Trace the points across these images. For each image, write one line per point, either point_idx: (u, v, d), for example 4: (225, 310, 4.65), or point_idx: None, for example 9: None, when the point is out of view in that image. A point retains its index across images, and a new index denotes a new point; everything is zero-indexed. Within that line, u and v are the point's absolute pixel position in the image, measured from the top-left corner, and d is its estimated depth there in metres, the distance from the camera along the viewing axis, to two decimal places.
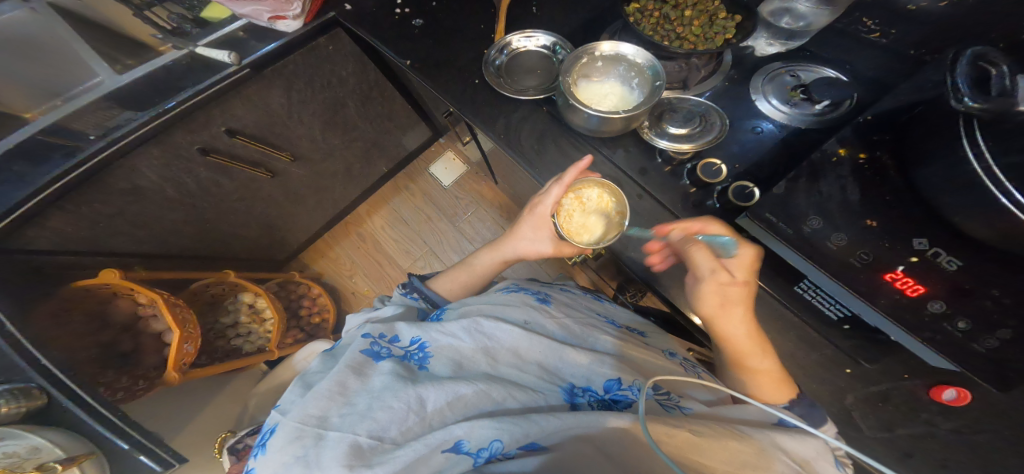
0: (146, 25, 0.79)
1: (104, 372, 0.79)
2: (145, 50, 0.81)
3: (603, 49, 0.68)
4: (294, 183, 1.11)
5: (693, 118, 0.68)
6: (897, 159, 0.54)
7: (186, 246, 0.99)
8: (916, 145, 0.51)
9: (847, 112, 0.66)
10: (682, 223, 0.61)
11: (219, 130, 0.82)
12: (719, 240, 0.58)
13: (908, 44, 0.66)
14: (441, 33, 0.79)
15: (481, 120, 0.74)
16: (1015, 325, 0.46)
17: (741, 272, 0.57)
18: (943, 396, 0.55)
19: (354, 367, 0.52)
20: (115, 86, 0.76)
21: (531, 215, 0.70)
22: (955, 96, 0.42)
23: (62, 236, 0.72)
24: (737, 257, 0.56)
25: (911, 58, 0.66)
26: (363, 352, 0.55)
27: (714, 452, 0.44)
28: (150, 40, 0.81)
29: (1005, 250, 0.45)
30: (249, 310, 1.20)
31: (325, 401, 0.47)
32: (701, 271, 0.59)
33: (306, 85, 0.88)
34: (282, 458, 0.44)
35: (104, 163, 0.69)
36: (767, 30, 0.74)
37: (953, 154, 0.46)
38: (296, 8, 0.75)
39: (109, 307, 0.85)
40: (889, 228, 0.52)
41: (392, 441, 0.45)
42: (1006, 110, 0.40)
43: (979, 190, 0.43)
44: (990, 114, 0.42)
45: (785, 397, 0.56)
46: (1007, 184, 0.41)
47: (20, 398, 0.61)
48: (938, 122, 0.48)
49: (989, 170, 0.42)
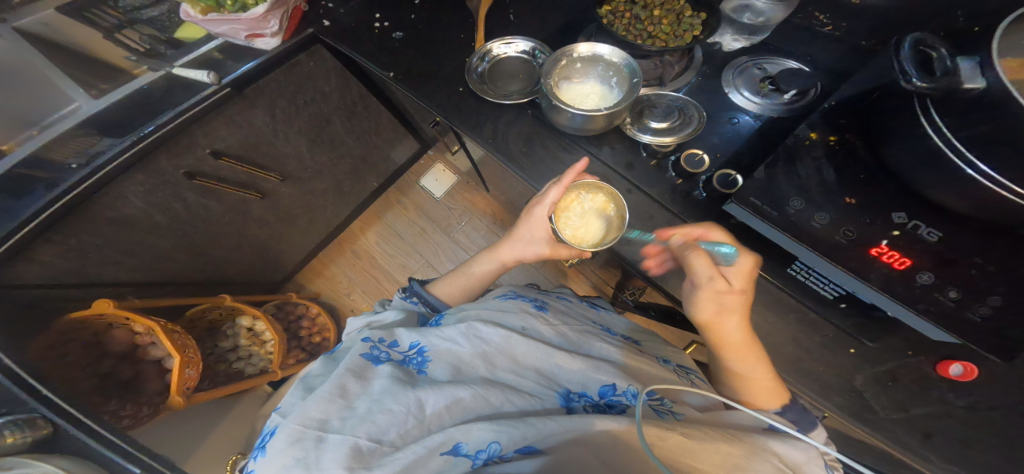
0: (117, 47, 0.79)
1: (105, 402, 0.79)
2: (115, 73, 0.80)
3: (581, 50, 0.69)
4: (284, 203, 1.11)
5: (672, 112, 0.69)
6: (865, 139, 0.55)
7: (180, 271, 0.98)
8: (883, 125, 0.52)
9: (814, 100, 0.68)
10: (683, 228, 0.59)
11: (204, 152, 0.81)
12: (722, 248, 0.56)
13: (860, 35, 0.69)
14: (422, 44, 0.80)
15: (467, 127, 0.74)
16: (1004, 291, 0.47)
17: (739, 281, 0.55)
18: (951, 372, 0.57)
19: (354, 370, 0.51)
20: (93, 110, 0.76)
21: (529, 217, 0.69)
22: (904, 77, 0.44)
23: (52, 268, 0.71)
24: (737, 266, 0.55)
25: (864, 49, 0.69)
26: (363, 356, 0.54)
27: (706, 458, 0.43)
28: (123, 63, 0.80)
29: (984, 219, 0.46)
30: (248, 334, 1.19)
31: (324, 403, 0.47)
32: (699, 277, 0.57)
33: (289, 102, 0.89)
34: (283, 460, 0.43)
35: (90, 191, 0.69)
36: (730, 27, 0.74)
37: (912, 132, 0.48)
38: (273, 25, 0.75)
39: (105, 337, 0.84)
40: (868, 204, 0.53)
41: (391, 444, 0.44)
42: (951, 88, 0.43)
43: (941, 160, 0.46)
44: (946, 91, 0.44)
45: (775, 402, 0.56)
46: (969, 155, 0.43)
47: (25, 429, 0.59)
48: (894, 104, 0.51)
49: (949, 143, 0.45)
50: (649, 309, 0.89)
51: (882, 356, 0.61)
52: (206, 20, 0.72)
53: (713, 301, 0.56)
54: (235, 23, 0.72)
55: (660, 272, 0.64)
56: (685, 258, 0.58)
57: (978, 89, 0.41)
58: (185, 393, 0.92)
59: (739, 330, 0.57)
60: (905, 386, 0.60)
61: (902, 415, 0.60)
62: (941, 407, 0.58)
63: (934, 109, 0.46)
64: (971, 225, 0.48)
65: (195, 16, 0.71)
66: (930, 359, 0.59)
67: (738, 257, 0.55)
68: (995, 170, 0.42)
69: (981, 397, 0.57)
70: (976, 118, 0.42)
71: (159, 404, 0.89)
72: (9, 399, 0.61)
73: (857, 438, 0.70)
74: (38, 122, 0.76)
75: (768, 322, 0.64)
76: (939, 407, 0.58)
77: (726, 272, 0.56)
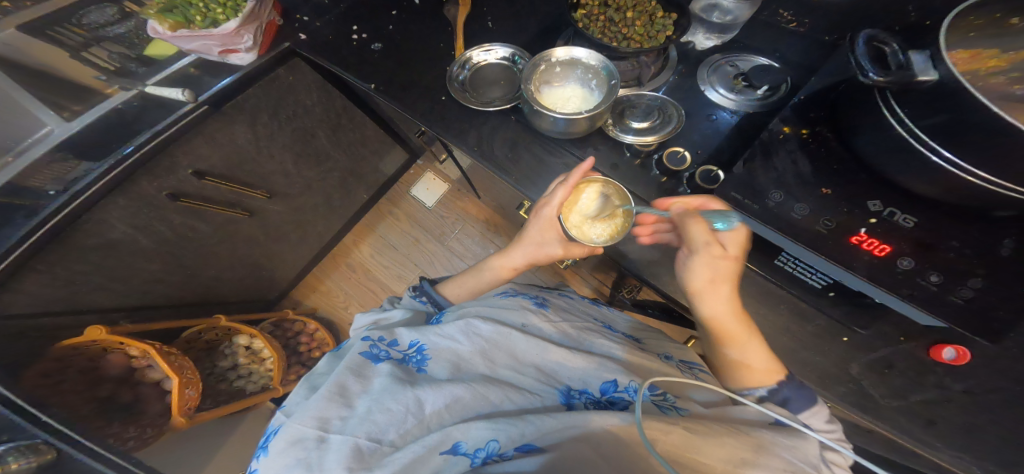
0: (87, 67, 0.77)
1: (109, 425, 0.79)
2: (87, 94, 0.77)
3: (558, 55, 0.70)
4: (273, 220, 1.10)
5: (652, 112, 0.69)
6: (835, 131, 0.56)
7: (171, 293, 0.98)
8: (852, 117, 0.53)
9: (786, 94, 0.69)
10: (684, 198, 0.61)
11: (187, 173, 0.81)
12: (716, 217, 0.58)
13: (823, 31, 0.69)
14: (401, 55, 0.81)
15: (451, 135, 0.74)
16: (982, 273, 0.49)
17: (733, 248, 0.58)
18: (944, 356, 0.58)
19: (354, 370, 0.51)
20: (67, 134, 0.73)
21: (534, 217, 0.66)
22: (861, 71, 0.46)
23: (39, 298, 0.71)
24: (731, 234, 0.58)
25: (829, 43, 0.70)
26: (362, 355, 0.54)
27: (711, 452, 0.43)
28: (93, 82, 0.78)
29: (953, 204, 0.49)
30: (247, 352, 1.19)
31: (325, 403, 0.47)
32: (694, 244, 0.58)
33: (271, 118, 0.89)
34: (285, 460, 0.43)
35: (70, 218, 0.68)
36: (700, 26, 0.76)
37: (878, 123, 0.50)
38: (247, 40, 0.76)
39: (100, 362, 0.84)
40: (845, 195, 0.54)
41: (392, 444, 0.44)
42: (906, 83, 0.44)
43: (909, 151, 0.47)
44: (894, 88, 0.46)
45: (769, 380, 0.56)
46: (934, 144, 0.45)
47: (29, 454, 0.61)
48: (864, 98, 0.52)
49: (913, 132, 0.46)
50: (648, 306, 0.91)
51: (873, 343, 0.62)
52: (176, 36, 0.71)
53: (706, 268, 0.58)
54: (208, 38, 0.72)
55: (651, 239, 0.68)
56: (684, 227, 0.59)
57: (932, 81, 0.43)
58: (188, 413, 0.92)
59: (724, 298, 0.58)
60: (900, 373, 0.61)
61: (902, 401, 0.61)
62: (939, 392, 0.59)
63: (897, 101, 0.48)
64: (944, 210, 0.51)
65: (165, 34, 0.71)
66: (921, 343, 0.60)
67: (735, 227, 0.57)
68: (958, 157, 0.44)
69: (974, 379, 0.58)
70: (937, 109, 0.44)
71: (164, 425, 0.89)
72: (10, 427, 0.62)
73: (857, 426, 0.71)
74: (10, 149, 0.71)
75: (761, 314, 0.66)
76: (937, 392, 0.59)
77: (722, 241, 0.58)
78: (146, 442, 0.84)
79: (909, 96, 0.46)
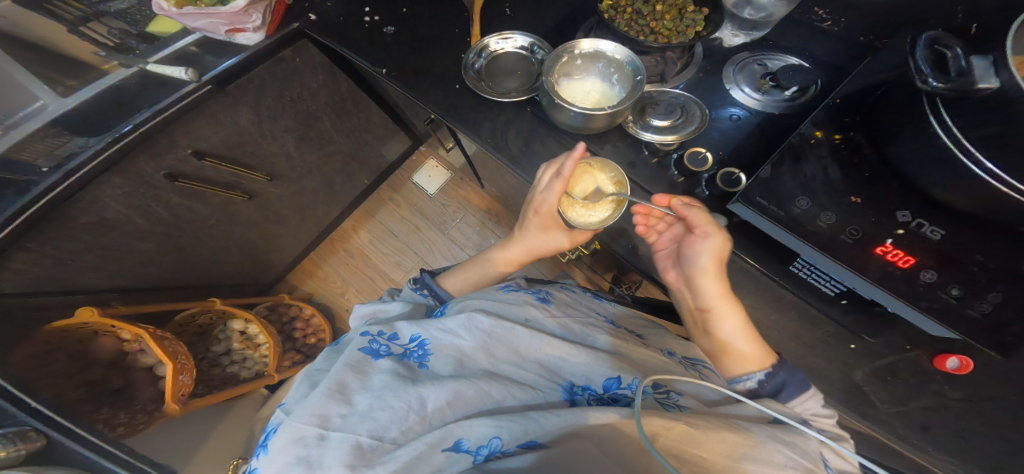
0: (86, 42, 0.74)
1: (100, 410, 0.77)
2: (85, 69, 0.74)
3: (583, 46, 0.68)
4: (273, 203, 1.07)
5: (675, 110, 0.67)
6: (870, 137, 0.55)
7: (165, 276, 0.95)
8: (890, 122, 0.52)
9: (812, 97, 0.68)
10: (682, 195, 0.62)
11: (186, 153, 0.78)
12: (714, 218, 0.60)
13: (858, 31, 0.69)
14: (414, 40, 0.78)
15: (465, 125, 0.72)
16: (1003, 288, 0.48)
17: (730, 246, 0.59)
18: (947, 365, 0.58)
19: (354, 365, 0.49)
20: (61, 110, 0.70)
21: (534, 214, 0.67)
22: (919, 77, 0.45)
23: (30, 276, 0.68)
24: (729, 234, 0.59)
25: (860, 43, 0.70)
26: (362, 350, 0.52)
27: (711, 448, 0.43)
28: (91, 58, 0.75)
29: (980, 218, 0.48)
30: (241, 337, 1.17)
31: (324, 400, 0.44)
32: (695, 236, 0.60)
33: (275, 100, 0.86)
34: (286, 458, 0.41)
35: (63, 197, 0.65)
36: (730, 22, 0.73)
37: (921, 130, 0.48)
38: (255, 19, 0.72)
39: (91, 346, 0.81)
40: (872, 203, 0.53)
41: (393, 441, 0.43)
42: (964, 90, 0.43)
43: (951, 163, 0.46)
44: (950, 95, 0.44)
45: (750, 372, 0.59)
46: (978, 155, 0.44)
47: (18, 441, 0.58)
48: (906, 106, 0.50)
49: (959, 143, 0.45)
50: (647, 304, 0.88)
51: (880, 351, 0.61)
52: (182, 14, 0.68)
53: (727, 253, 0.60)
54: (215, 17, 0.69)
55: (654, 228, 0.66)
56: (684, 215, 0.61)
57: (991, 89, 0.41)
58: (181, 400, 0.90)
59: (716, 286, 0.60)
60: (902, 381, 0.61)
61: (901, 407, 0.62)
62: (940, 401, 0.59)
63: (946, 110, 0.46)
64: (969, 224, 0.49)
65: (170, 11, 0.67)
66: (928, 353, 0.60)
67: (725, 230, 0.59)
68: (1002, 169, 0.42)
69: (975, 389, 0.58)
70: (988, 120, 0.42)
71: (155, 411, 0.87)
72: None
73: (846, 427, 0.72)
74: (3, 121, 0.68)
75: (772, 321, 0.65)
76: (938, 402, 0.59)
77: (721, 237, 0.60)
78: (138, 428, 0.81)
79: (962, 104, 0.44)
